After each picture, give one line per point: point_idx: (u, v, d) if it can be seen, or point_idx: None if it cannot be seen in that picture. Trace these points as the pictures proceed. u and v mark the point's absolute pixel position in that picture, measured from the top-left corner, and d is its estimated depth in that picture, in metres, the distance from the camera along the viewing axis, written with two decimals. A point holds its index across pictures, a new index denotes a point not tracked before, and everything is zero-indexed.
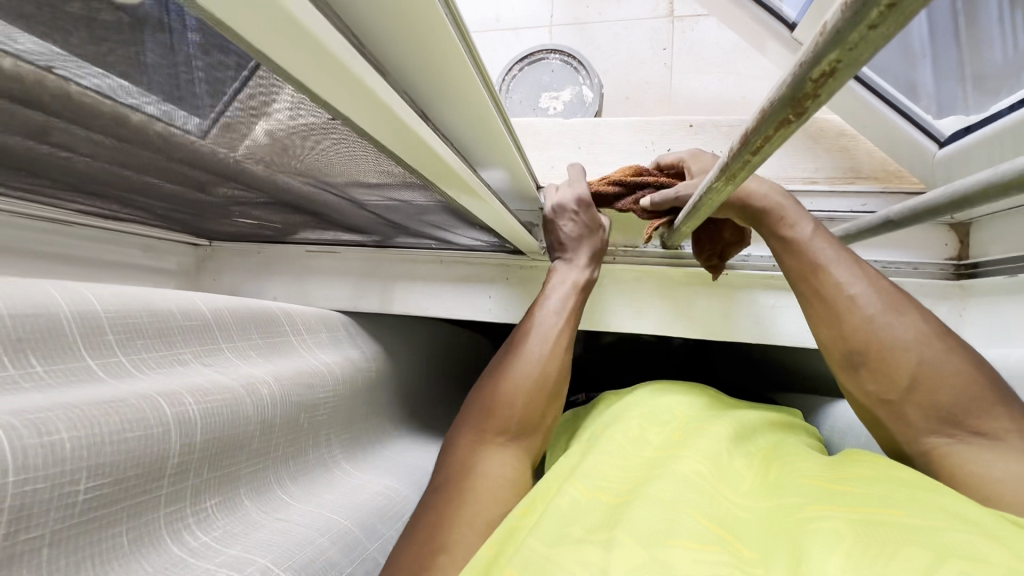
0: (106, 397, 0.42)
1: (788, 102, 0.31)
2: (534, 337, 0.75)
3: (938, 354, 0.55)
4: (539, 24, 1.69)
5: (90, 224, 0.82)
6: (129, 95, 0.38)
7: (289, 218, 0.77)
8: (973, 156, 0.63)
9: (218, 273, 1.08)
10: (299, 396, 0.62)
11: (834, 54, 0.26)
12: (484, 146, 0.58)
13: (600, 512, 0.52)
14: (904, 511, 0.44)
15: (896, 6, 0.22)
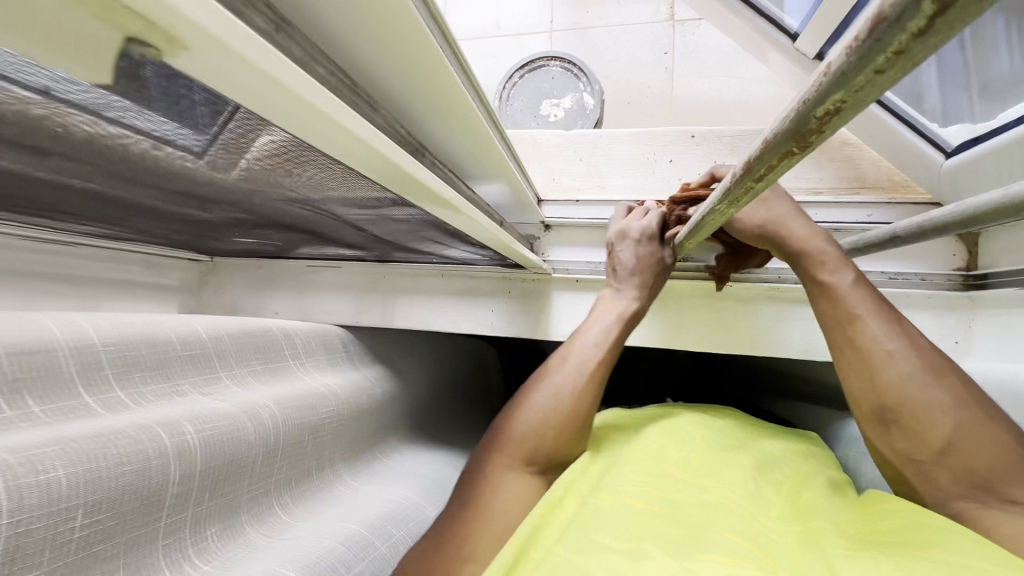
0: (103, 430, 0.41)
1: (790, 136, 0.25)
2: (569, 363, 0.65)
3: (974, 420, 0.49)
4: (539, 30, 1.85)
5: (88, 243, 0.76)
6: (125, 136, 0.34)
7: (288, 237, 0.71)
8: (982, 165, 0.62)
9: (220, 288, 1.00)
10: (300, 419, 0.60)
11: (837, 96, 0.20)
12: (472, 151, 0.52)
13: (627, 517, 0.47)
14: (938, 544, 0.39)
15: (904, 51, 0.17)
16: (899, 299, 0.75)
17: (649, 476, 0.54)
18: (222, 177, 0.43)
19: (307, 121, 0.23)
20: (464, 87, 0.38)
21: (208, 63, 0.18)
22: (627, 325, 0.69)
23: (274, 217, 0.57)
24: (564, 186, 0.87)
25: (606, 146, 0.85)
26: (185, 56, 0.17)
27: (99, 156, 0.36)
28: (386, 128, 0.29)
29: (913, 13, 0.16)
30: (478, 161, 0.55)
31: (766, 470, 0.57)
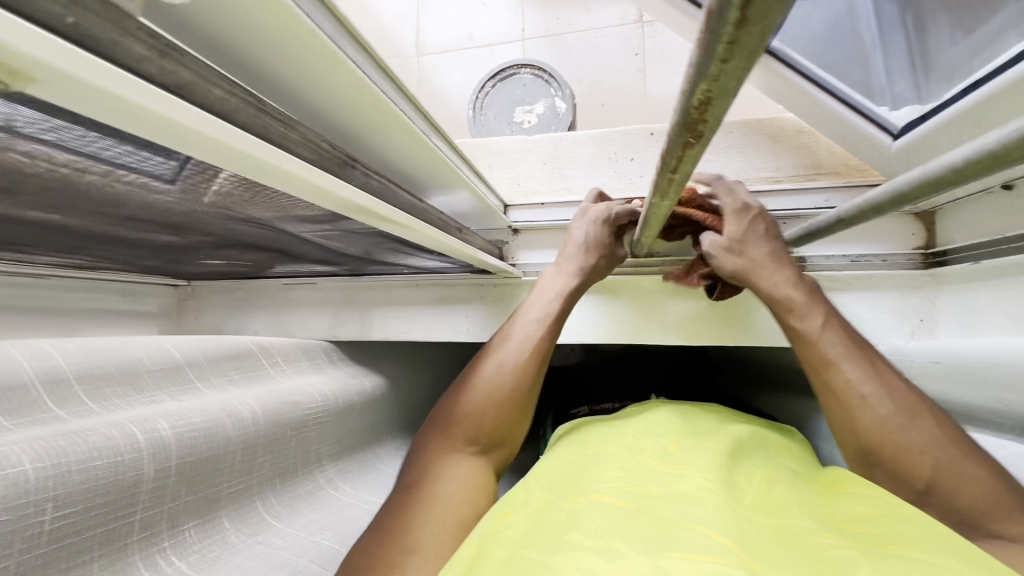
0: (74, 430, 0.40)
1: (682, 128, 0.26)
2: (514, 346, 0.69)
3: (956, 460, 0.50)
4: (511, 39, 1.87)
5: (61, 274, 0.77)
6: (64, 161, 0.34)
7: (256, 257, 0.72)
8: (933, 143, 0.63)
9: (201, 311, 1.01)
10: (282, 416, 0.60)
11: (701, 86, 0.22)
12: (418, 162, 0.52)
13: (598, 514, 0.45)
14: (917, 546, 0.38)
15: (736, 41, 0.18)
16: (863, 281, 0.76)
17: (625, 470, 0.53)
18: (169, 198, 0.43)
19: (203, 146, 0.23)
20: (392, 102, 0.39)
21: (73, 92, 0.18)
22: (568, 301, 0.71)
23: (233, 238, 0.58)
24: (530, 191, 0.88)
25: (568, 148, 0.87)
26: (48, 91, 0.17)
27: (42, 187, 0.37)
28: (305, 145, 0.31)
29: (727, 7, 0.17)
30: (427, 172, 0.56)
31: (742, 455, 0.56)
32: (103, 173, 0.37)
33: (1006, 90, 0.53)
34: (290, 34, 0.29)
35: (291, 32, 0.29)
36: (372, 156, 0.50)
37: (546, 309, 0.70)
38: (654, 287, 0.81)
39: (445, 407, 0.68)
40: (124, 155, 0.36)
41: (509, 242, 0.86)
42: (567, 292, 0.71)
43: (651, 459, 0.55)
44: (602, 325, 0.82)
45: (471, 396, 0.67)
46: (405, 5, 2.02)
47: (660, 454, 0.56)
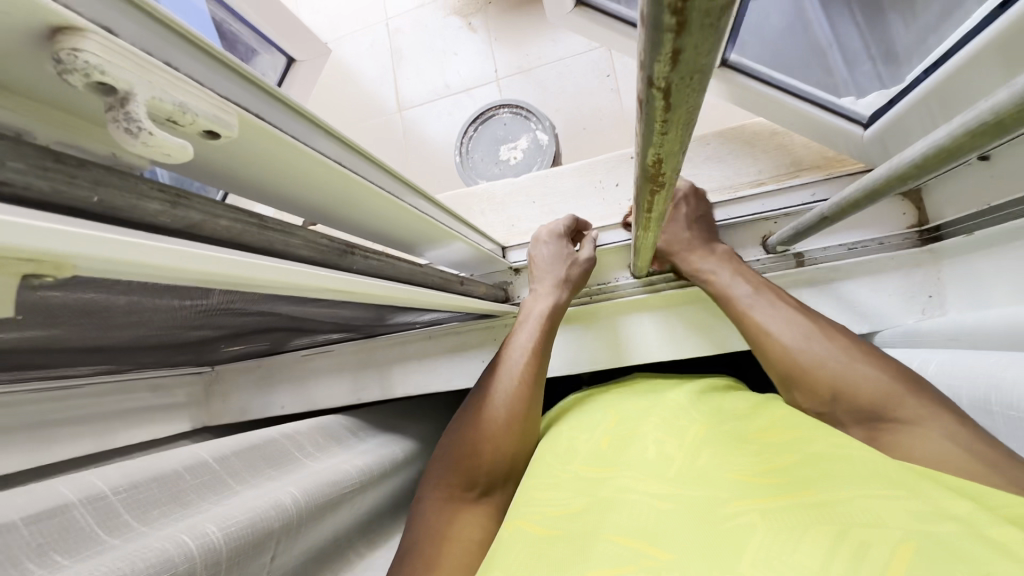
0: (136, 550, 0.42)
1: (645, 179, 0.29)
2: (504, 374, 0.68)
3: (852, 363, 0.55)
4: (486, 81, 1.94)
5: (94, 380, 0.79)
6: (91, 293, 0.37)
7: (273, 337, 0.75)
8: (903, 128, 0.65)
9: (227, 394, 1.03)
10: (324, 494, 0.61)
11: (650, 151, 0.24)
12: (407, 228, 0.55)
13: (529, 545, 0.46)
14: (817, 492, 0.40)
15: (669, 120, 0.20)
16: (863, 268, 0.77)
17: (556, 484, 0.53)
18: (192, 303, 0.46)
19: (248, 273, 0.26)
20: (377, 187, 0.42)
21: (127, 271, 0.20)
22: (551, 318, 0.73)
23: (248, 326, 0.61)
24: (525, 230, 0.91)
25: (554, 183, 0.90)
26: (95, 270, 0.19)
27: (74, 314, 0.40)
28: (304, 245, 0.33)
29: (654, 100, 0.19)
30: (417, 234, 0.59)
31: (677, 421, 0.56)
32: (127, 294, 0.40)
33: (966, 68, 0.55)
34: (287, 162, 0.32)
35: (287, 161, 0.32)
36: (364, 229, 0.52)
37: (533, 335, 0.71)
38: (660, 304, 0.82)
39: (446, 440, 0.68)
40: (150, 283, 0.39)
41: (512, 282, 0.88)
42: (548, 314, 0.73)
43: (579, 463, 0.56)
44: (616, 348, 0.82)
45: (470, 430, 0.66)
46: (381, 68, 2.11)
47: (589, 456, 0.56)
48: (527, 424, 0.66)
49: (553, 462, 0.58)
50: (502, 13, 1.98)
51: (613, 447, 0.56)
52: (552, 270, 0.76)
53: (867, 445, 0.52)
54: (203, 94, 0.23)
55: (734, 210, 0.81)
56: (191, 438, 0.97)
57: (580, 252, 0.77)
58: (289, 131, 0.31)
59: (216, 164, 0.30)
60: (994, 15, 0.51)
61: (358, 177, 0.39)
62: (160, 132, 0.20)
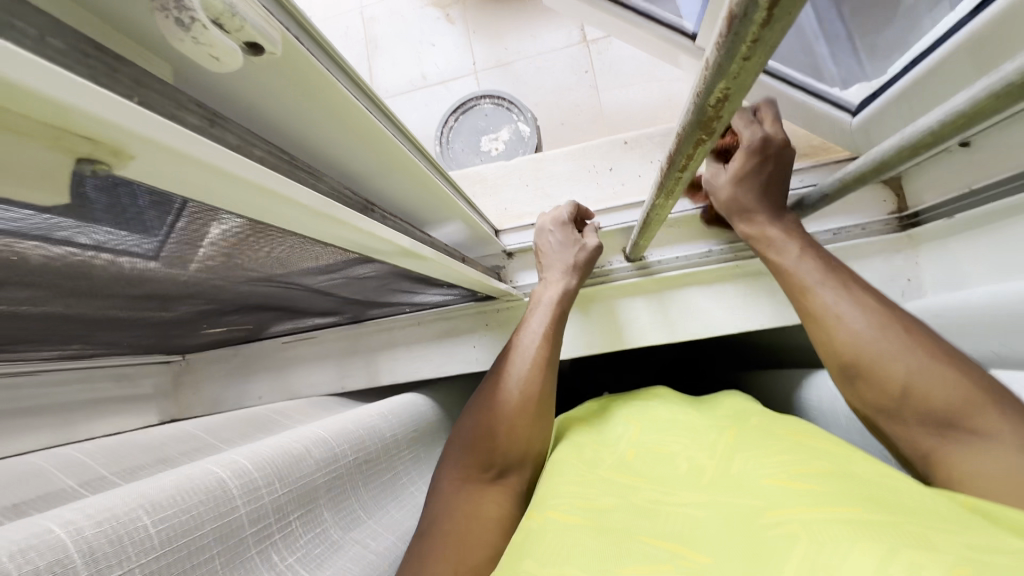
0: (155, 479, 0.38)
1: (697, 126, 0.28)
2: (517, 360, 0.68)
3: (931, 364, 0.49)
4: (464, 73, 1.93)
5: (54, 366, 0.73)
6: (78, 245, 0.33)
7: (258, 319, 0.71)
8: (886, 118, 0.68)
9: (198, 385, 0.97)
10: (354, 435, 0.57)
11: (721, 85, 0.23)
12: (418, 198, 0.53)
13: (552, 532, 0.46)
14: (858, 507, 0.38)
15: (759, 39, 0.20)
16: (847, 252, 0.79)
17: (581, 482, 0.54)
18: (186, 264, 0.42)
19: (261, 206, 0.22)
20: (401, 142, 0.40)
21: (160, 168, 0.17)
22: (562, 304, 0.72)
23: (236, 301, 0.57)
24: (517, 213, 0.89)
25: (547, 167, 0.89)
26: (144, 168, 0.17)
27: (54, 275, 0.37)
28: (332, 193, 0.31)
29: (755, 11, 0.18)
30: (424, 207, 0.57)
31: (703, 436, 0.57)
32: (115, 251, 0.36)
33: (942, 69, 0.58)
34: (320, 97, 0.30)
35: (321, 97, 0.30)
36: (373, 198, 0.50)
37: (544, 321, 0.70)
38: (655, 287, 0.82)
39: (461, 426, 0.67)
40: (129, 234, 0.34)
41: (505, 266, 0.87)
42: (559, 300, 0.73)
43: (611, 472, 0.56)
44: (609, 331, 0.82)
45: (483, 418, 0.65)
46: (355, 56, 2.06)
47: (617, 466, 0.57)
48: (541, 413, 0.65)
49: (563, 470, 0.57)
50: (481, 6, 1.97)
51: (644, 467, 0.56)
52: (560, 257, 0.76)
53: (927, 452, 0.48)
54: (253, 1, 0.21)
55: None
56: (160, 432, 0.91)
57: (588, 236, 0.76)
58: (320, 62, 0.28)
59: (243, 95, 0.28)
60: (969, 17, 0.53)
61: (385, 127, 0.36)
62: (213, 28, 0.18)
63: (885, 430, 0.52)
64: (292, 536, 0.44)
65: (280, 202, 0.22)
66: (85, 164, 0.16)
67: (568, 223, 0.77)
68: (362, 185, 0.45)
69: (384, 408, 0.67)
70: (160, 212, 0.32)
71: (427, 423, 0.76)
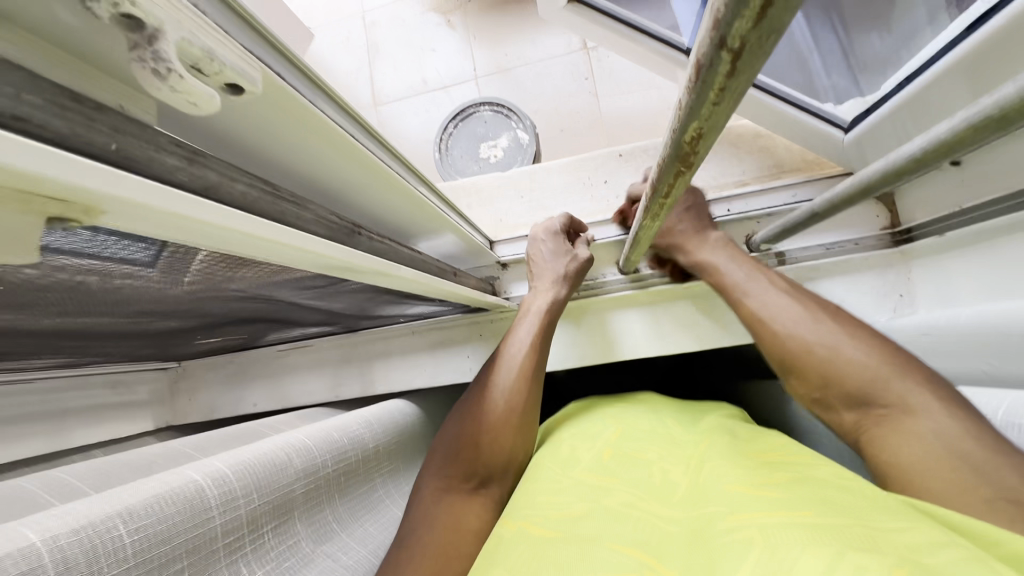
0: (132, 483, 0.38)
1: (674, 159, 0.28)
2: (502, 370, 0.68)
3: (853, 352, 0.55)
4: (465, 79, 1.93)
5: (49, 373, 0.74)
6: (69, 268, 0.34)
7: (252, 329, 0.72)
8: (880, 134, 0.68)
9: (194, 392, 0.98)
10: (336, 444, 0.57)
11: (694, 125, 0.24)
12: (408, 215, 0.53)
13: (526, 543, 0.47)
14: (812, 514, 0.39)
15: (726, 87, 0.20)
16: (840, 266, 0.80)
17: (556, 488, 0.54)
18: (174, 282, 0.43)
19: (235, 242, 0.23)
20: (388, 164, 0.40)
21: (141, 219, 0.18)
22: (549, 313, 0.72)
23: (228, 315, 0.58)
24: (512, 224, 0.90)
25: (542, 178, 0.90)
26: (118, 221, 0.17)
27: (45, 296, 0.38)
28: (317, 221, 0.32)
29: (720, 63, 0.19)
30: (415, 223, 0.57)
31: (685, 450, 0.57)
32: (104, 272, 0.37)
33: (936, 84, 0.58)
34: (303, 127, 0.30)
35: (303, 126, 0.30)
36: (363, 216, 0.51)
37: (531, 331, 0.70)
38: (647, 300, 0.82)
39: (444, 436, 0.67)
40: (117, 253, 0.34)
41: (499, 277, 0.88)
42: (547, 309, 0.73)
43: (583, 472, 0.56)
44: (602, 343, 0.83)
45: (467, 427, 0.65)
46: (356, 62, 2.07)
47: (593, 465, 0.58)
48: (524, 423, 0.65)
49: (542, 476, 0.58)
50: (481, 13, 1.98)
51: (619, 468, 0.56)
52: (549, 267, 0.76)
53: (858, 432, 0.52)
54: (232, 44, 0.21)
55: (718, 209, 0.82)
56: (155, 438, 0.91)
57: (580, 249, 0.77)
58: (302, 95, 0.29)
59: (224, 127, 0.28)
60: (965, 34, 0.53)
61: (370, 152, 0.37)
62: (190, 77, 0.19)
63: (825, 419, 0.56)
64: (263, 547, 0.44)
65: (255, 239, 0.23)
66: (55, 223, 0.16)
67: (558, 235, 0.77)
68: (351, 205, 0.45)
69: (369, 416, 0.68)
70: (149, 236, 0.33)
71: (411, 433, 0.76)
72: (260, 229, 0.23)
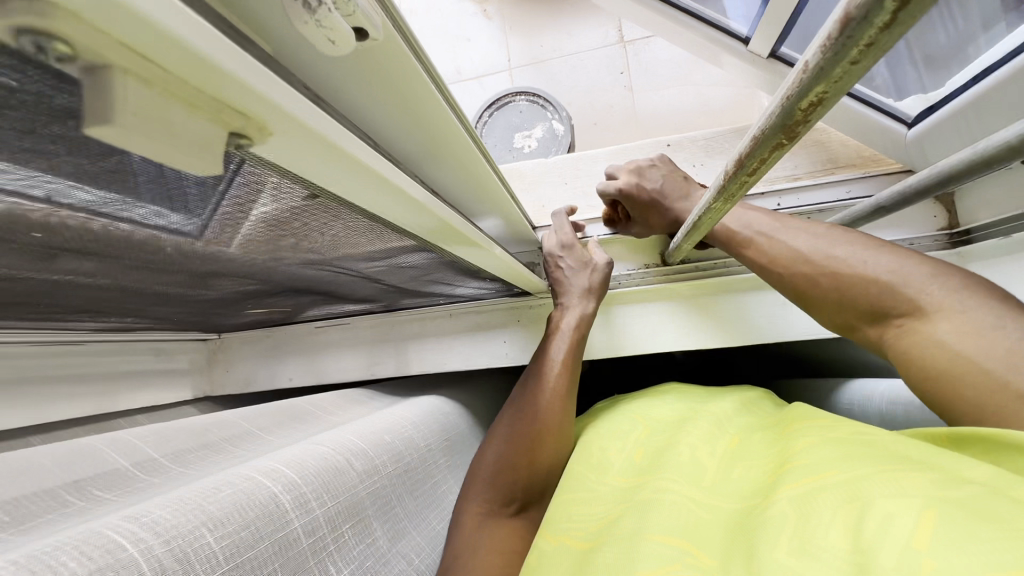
0: (209, 488, 0.38)
1: (779, 129, 0.28)
2: (536, 393, 0.69)
3: (876, 263, 0.56)
4: (499, 69, 1.93)
5: (99, 336, 0.75)
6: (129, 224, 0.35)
7: (298, 302, 0.72)
8: (946, 132, 0.66)
9: (231, 364, 0.99)
10: (389, 438, 0.57)
11: (819, 88, 0.23)
12: (473, 189, 0.53)
13: (570, 558, 0.49)
14: (841, 472, 0.41)
15: (874, 43, 0.19)
16: None
17: (591, 497, 0.56)
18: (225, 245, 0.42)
19: (335, 178, 0.25)
20: (469, 133, 0.40)
21: (289, 142, 0.21)
22: (579, 332, 0.73)
23: (282, 283, 0.58)
24: (554, 211, 0.89)
25: (586, 166, 0.89)
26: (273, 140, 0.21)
27: (122, 248, 0.38)
28: None
29: (878, 13, 0.18)
30: (477, 199, 0.57)
31: (710, 434, 0.59)
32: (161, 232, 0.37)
33: (1012, 80, 0.55)
34: (405, 82, 0.30)
35: (406, 82, 0.30)
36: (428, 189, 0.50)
37: (562, 350, 0.72)
38: (686, 293, 0.81)
39: (483, 457, 0.68)
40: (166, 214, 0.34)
41: (540, 263, 0.87)
42: (577, 326, 0.73)
43: (616, 477, 0.58)
44: (636, 333, 0.82)
45: (502, 449, 0.66)
46: None
47: (626, 469, 0.59)
48: (562, 434, 0.67)
49: (573, 485, 0.59)
50: (519, 3, 1.97)
51: (652, 459, 0.58)
52: (576, 283, 0.76)
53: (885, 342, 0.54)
54: None
55: (768, 202, 0.80)
56: (193, 406, 0.93)
57: (597, 256, 0.76)
58: (412, 47, 0.28)
59: (331, 76, 0.29)
60: None
61: (459, 119, 0.36)
62: (333, 10, 0.19)
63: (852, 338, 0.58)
64: (344, 547, 0.45)
65: (362, 173, 0.25)
66: (231, 137, 0.20)
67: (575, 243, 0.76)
68: (422, 174, 0.45)
69: (413, 416, 0.66)
70: (199, 199, 0.32)
71: (456, 432, 0.75)
72: (370, 163, 0.25)
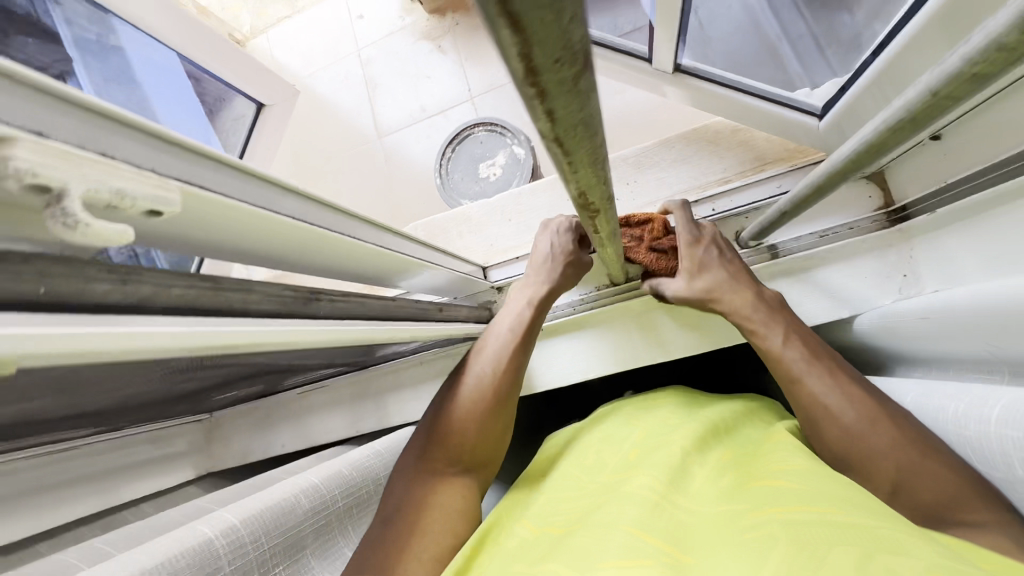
0: (150, 543, 0.43)
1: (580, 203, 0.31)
2: (484, 359, 0.71)
3: (923, 466, 0.48)
4: (461, 101, 1.97)
5: (91, 435, 0.80)
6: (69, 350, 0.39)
7: (264, 379, 0.77)
8: (863, 108, 0.64)
9: (227, 439, 1.03)
10: (344, 476, 0.63)
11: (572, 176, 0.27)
12: (371, 262, 0.56)
13: (545, 542, 0.51)
14: (839, 510, 0.41)
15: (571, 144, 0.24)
16: (836, 253, 0.77)
17: (575, 496, 0.58)
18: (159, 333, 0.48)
19: (205, 345, 0.30)
20: (303, 219, 0.42)
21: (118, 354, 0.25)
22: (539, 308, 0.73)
23: (232, 367, 0.63)
24: (503, 249, 0.91)
25: (527, 200, 0.92)
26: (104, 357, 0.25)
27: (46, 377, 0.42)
28: (251, 299, 0.35)
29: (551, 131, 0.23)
30: (387, 268, 0.60)
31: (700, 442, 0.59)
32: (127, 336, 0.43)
33: (910, 50, 0.54)
34: (198, 215, 0.34)
35: (200, 214, 0.34)
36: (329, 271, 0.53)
37: (517, 321, 0.72)
38: (640, 307, 0.84)
39: (426, 422, 0.70)
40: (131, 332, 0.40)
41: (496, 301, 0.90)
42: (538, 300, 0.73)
43: (607, 475, 0.59)
44: (602, 353, 0.86)
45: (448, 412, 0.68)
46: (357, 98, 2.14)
47: (617, 467, 0.60)
48: (506, 402, 0.68)
49: (563, 485, 0.61)
50: (470, 35, 2.02)
51: (645, 458, 0.58)
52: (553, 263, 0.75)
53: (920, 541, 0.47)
54: (143, 176, 0.25)
55: (703, 209, 0.81)
56: (195, 486, 0.97)
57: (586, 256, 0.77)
58: (179, 178, 0.32)
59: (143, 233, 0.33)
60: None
61: (277, 215, 0.39)
62: (96, 223, 0.22)
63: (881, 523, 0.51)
64: None
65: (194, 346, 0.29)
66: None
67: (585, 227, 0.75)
68: (304, 264, 0.48)
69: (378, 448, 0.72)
70: None
71: None
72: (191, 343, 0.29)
